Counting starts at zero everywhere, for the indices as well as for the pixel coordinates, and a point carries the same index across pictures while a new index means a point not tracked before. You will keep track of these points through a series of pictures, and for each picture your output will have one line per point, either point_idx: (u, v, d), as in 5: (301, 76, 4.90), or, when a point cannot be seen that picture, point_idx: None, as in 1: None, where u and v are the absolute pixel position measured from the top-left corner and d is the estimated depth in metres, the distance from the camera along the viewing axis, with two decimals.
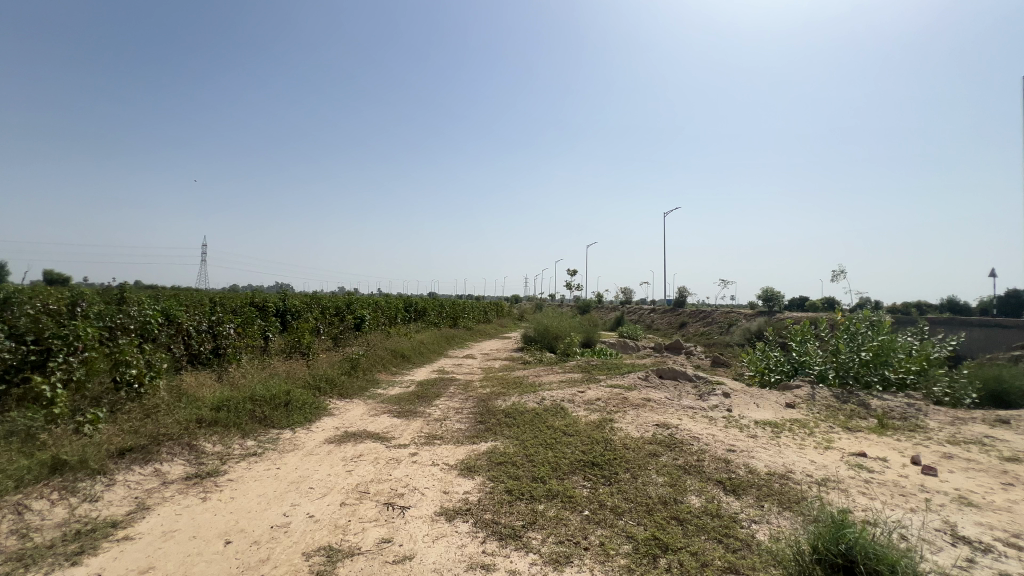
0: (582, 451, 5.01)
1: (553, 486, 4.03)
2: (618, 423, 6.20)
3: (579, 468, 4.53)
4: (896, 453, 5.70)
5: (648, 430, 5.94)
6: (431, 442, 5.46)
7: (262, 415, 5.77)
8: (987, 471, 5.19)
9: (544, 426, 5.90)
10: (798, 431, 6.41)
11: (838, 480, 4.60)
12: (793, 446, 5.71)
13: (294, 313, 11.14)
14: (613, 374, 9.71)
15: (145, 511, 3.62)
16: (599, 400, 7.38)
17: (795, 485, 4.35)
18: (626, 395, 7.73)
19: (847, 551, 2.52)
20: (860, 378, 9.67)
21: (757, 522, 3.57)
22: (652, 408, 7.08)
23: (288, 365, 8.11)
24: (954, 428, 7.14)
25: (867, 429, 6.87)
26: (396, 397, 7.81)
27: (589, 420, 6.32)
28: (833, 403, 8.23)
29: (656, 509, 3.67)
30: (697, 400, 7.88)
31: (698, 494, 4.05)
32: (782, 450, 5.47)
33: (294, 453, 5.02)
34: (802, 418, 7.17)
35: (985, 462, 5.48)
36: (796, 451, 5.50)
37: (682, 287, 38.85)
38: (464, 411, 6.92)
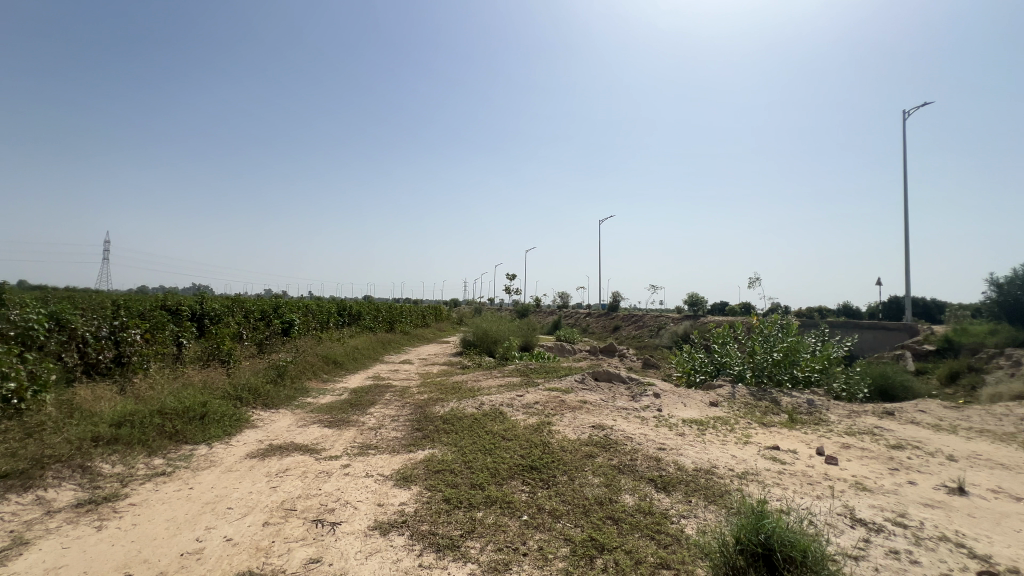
0: (521, 455, 5.02)
1: (491, 493, 3.98)
2: (556, 426, 6.28)
3: (518, 472, 4.53)
4: (804, 445, 6.26)
5: (584, 431, 6.09)
6: (365, 452, 5.23)
7: (172, 429, 5.24)
8: (878, 458, 5.83)
9: (482, 432, 5.85)
10: (720, 428, 6.85)
11: (756, 472, 4.96)
12: (716, 442, 6.08)
13: (212, 317, 10.27)
14: (551, 377, 9.86)
15: (23, 547, 3.15)
16: (538, 403, 7.46)
17: (718, 479, 4.62)
18: (563, 397, 7.87)
19: (766, 540, 2.68)
20: (772, 377, 10.54)
21: (685, 517, 3.75)
22: (589, 410, 7.26)
23: (205, 374, 7.45)
24: (851, 420, 7.97)
25: (779, 424, 7.48)
26: (327, 406, 7.43)
27: (528, 423, 6.35)
28: (750, 401, 8.90)
29: (593, 510, 3.75)
30: (630, 401, 8.19)
31: (631, 493, 4.19)
32: (707, 446, 5.81)
33: (211, 471, 4.61)
34: (724, 416, 7.67)
35: (876, 451, 6.15)
36: (719, 447, 5.87)
37: (616, 292, 40.40)
38: (400, 419, 6.71)
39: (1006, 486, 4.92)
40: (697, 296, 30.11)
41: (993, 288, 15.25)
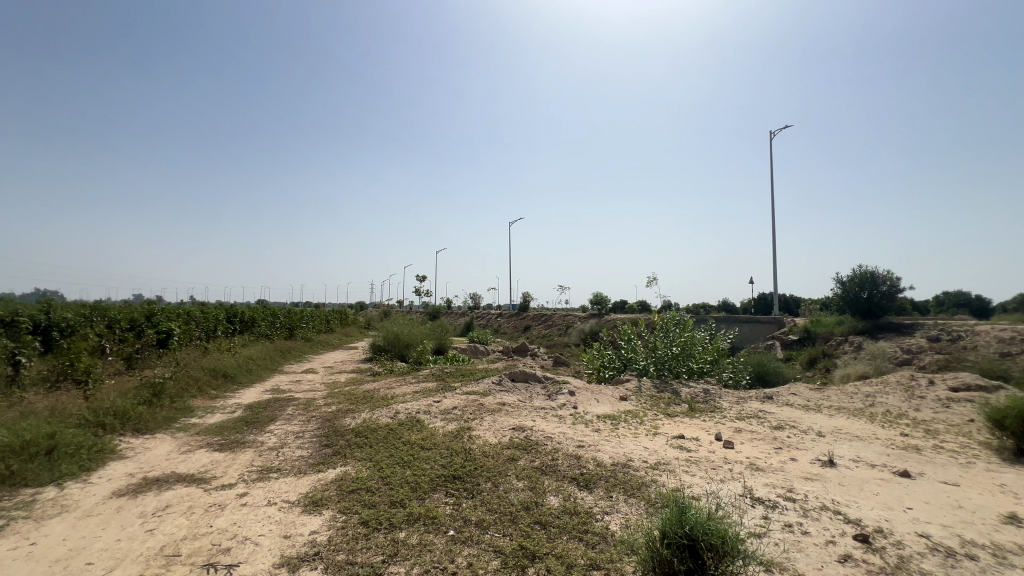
0: (443, 464, 4.81)
1: (414, 509, 3.74)
2: (476, 431, 6.14)
3: (440, 484, 4.32)
4: (704, 432, 6.79)
5: (505, 434, 6.02)
6: (266, 476, 4.66)
7: (6, 472, 4.23)
8: (764, 439, 6.51)
9: (399, 443, 5.53)
10: (631, 421, 7.19)
11: (667, 462, 5.25)
12: (629, 435, 6.37)
13: (63, 329, 8.60)
14: (467, 381, 9.70)
15: None
16: (456, 408, 7.27)
17: (634, 472, 4.81)
18: (482, 400, 7.76)
19: (690, 532, 2.78)
20: (672, 370, 11.39)
21: (609, 513, 3.82)
22: (508, 412, 7.22)
23: (52, 399, 6.17)
24: (739, 406, 8.85)
25: (682, 413, 8.07)
26: (217, 427, 6.55)
27: (447, 430, 6.14)
28: (655, 393, 9.51)
29: (520, 516, 3.68)
30: (547, 401, 8.32)
31: (556, 494, 4.19)
32: (621, 440, 6.05)
33: (62, 518, 3.78)
34: (633, 409, 8.09)
35: (762, 432, 6.87)
36: (632, 440, 6.15)
37: (526, 293, 41.27)
38: (306, 435, 6.12)
39: (863, 455, 5.75)
40: (602, 296, 31.80)
41: (837, 285, 17.90)
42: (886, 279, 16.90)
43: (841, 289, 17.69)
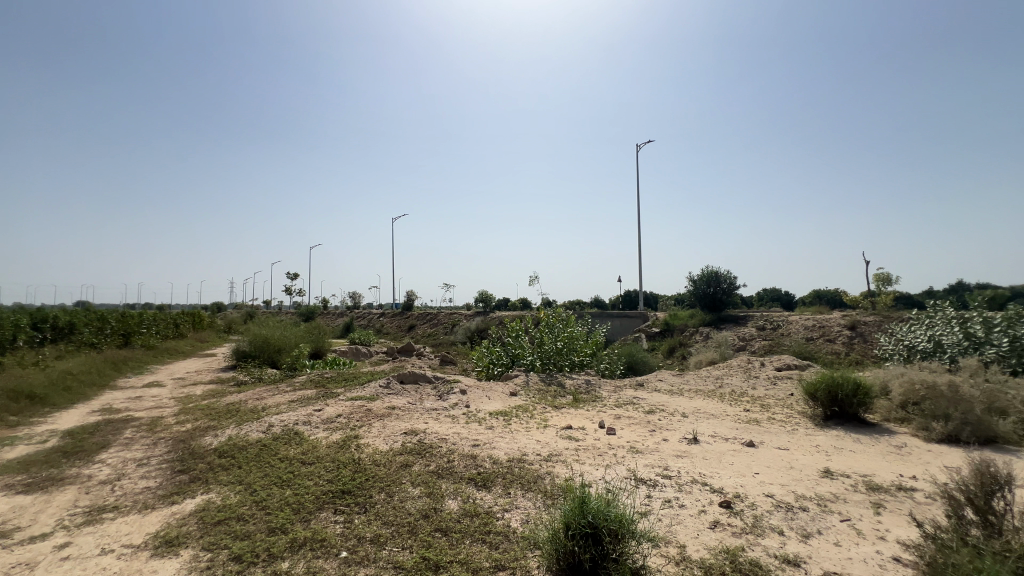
0: (328, 479, 4.38)
1: (298, 534, 3.33)
2: (365, 439, 5.73)
3: (328, 501, 3.92)
4: (589, 421, 7.21)
5: (396, 440, 5.72)
6: (97, 518, 3.79)
7: None
8: (639, 423, 7.13)
9: (275, 460, 4.92)
10: (522, 416, 7.36)
11: (558, 452, 5.45)
12: (521, 430, 6.49)
13: None
14: (351, 385, 9.06)
15: None
16: (341, 416, 6.72)
17: (529, 466, 4.90)
18: (369, 405, 7.30)
19: (591, 520, 2.89)
20: (557, 364, 11.95)
21: (509, 510, 3.83)
22: (398, 416, 6.89)
23: None
24: (616, 394, 9.60)
25: (567, 405, 8.49)
26: (19, 463, 5.17)
27: (331, 441, 5.63)
28: (542, 387, 9.88)
29: (420, 526, 3.50)
30: (438, 401, 8.13)
31: (455, 497, 4.07)
32: (515, 436, 6.14)
33: None
34: (523, 404, 8.29)
35: (637, 417, 7.53)
36: (525, 434, 6.28)
37: (410, 292, 40.16)
38: (152, 462, 5.13)
39: (718, 431, 6.60)
40: (487, 294, 32.23)
41: (690, 283, 20.42)
42: (727, 278, 19.72)
43: (693, 286, 20.21)
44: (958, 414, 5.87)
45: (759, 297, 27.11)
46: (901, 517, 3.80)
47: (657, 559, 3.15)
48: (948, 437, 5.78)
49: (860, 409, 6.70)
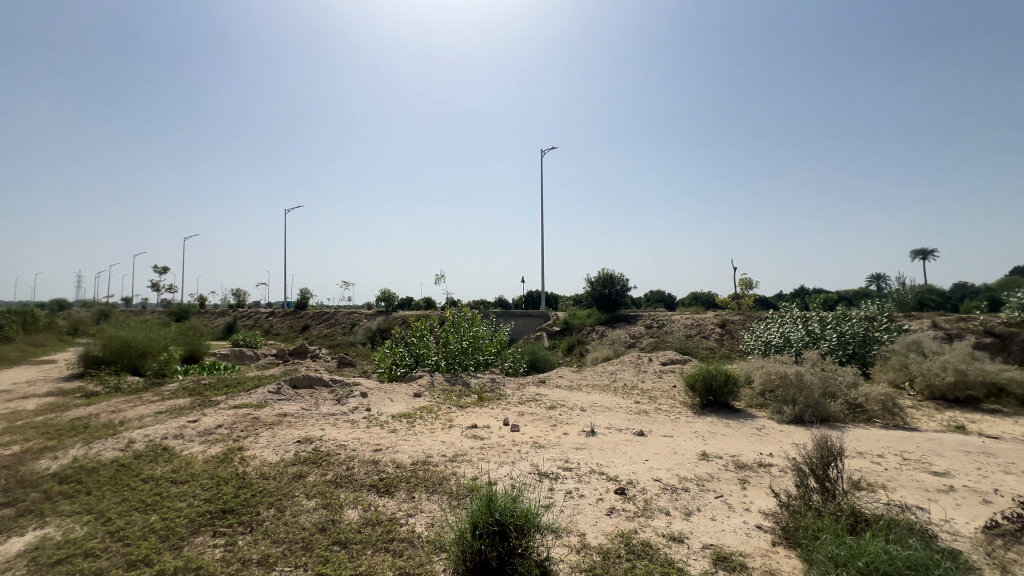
0: (205, 498, 3.89)
1: (167, 565, 2.91)
2: (251, 450, 5.20)
3: (205, 524, 3.49)
4: (493, 419, 7.29)
5: (288, 449, 5.28)
6: None
7: None
8: (541, 419, 7.37)
9: (137, 482, 4.26)
10: (427, 417, 7.21)
11: (464, 452, 5.42)
12: (425, 431, 6.36)
13: None
14: (234, 392, 8.17)
15: None
16: (222, 426, 6.03)
17: (434, 467, 4.81)
18: (256, 414, 6.64)
19: (498, 518, 2.91)
20: (461, 363, 11.89)
21: (413, 515, 3.72)
22: (290, 423, 6.36)
23: None
24: (520, 391, 9.84)
25: (472, 404, 8.50)
26: None
27: (210, 455, 5.03)
28: (447, 387, 9.78)
29: (316, 540, 3.26)
30: (336, 406, 7.65)
31: (354, 506, 3.86)
32: (419, 438, 5.99)
33: None
34: (427, 405, 8.13)
35: (540, 413, 7.78)
36: (429, 436, 6.15)
37: (305, 289, 37.37)
38: None
39: (613, 423, 7.07)
40: (390, 293, 31.11)
41: (587, 284, 21.60)
42: (621, 280, 21.18)
43: (590, 288, 21.43)
44: (803, 398, 6.93)
45: (647, 298, 29.57)
46: (761, 489, 4.38)
47: (559, 550, 3.27)
48: (795, 418, 6.79)
49: (729, 397, 7.61)
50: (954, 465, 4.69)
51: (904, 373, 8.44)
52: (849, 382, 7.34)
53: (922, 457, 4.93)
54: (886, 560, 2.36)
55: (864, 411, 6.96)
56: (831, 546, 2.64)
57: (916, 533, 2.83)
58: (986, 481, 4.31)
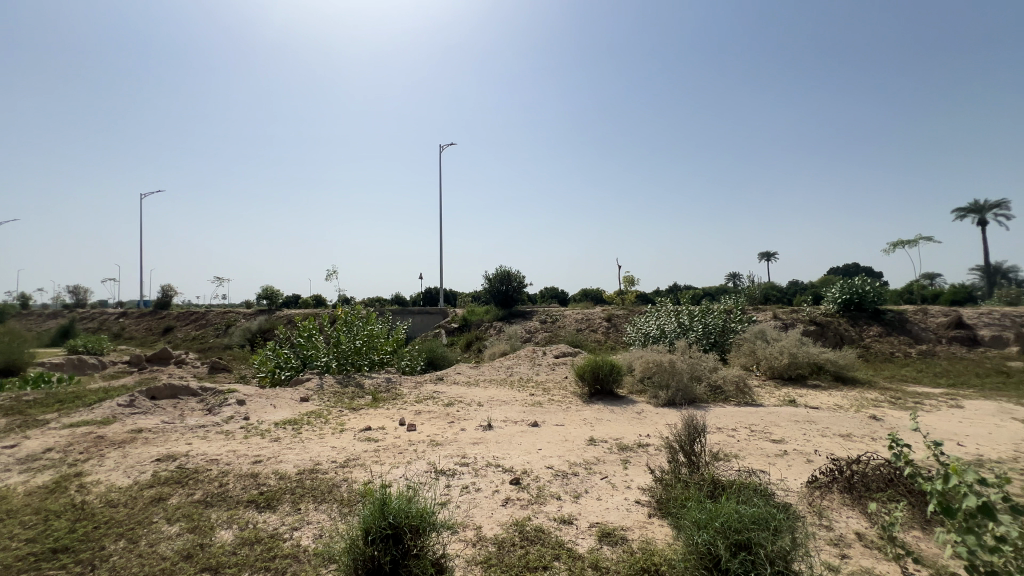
0: (28, 539, 3.23)
1: None
2: (94, 476, 4.43)
3: (27, 570, 2.89)
4: (389, 420, 7.05)
5: (145, 470, 4.59)
6: None
7: None
8: (439, 416, 7.31)
9: None
10: (315, 422, 6.74)
11: (356, 456, 5.17)
12: (313, 438, 5.95)
13: None
14: (70, 408, 6.87)
15: None
16: (52, 450, 5.03)
17: (323, 475, 4.52)
18: (101, 432, 5.66)
19: (392, 521, 2.84)
20: (354, 364, 11.29)
21: (298, 528, 3.47)
22: (147, 440, 5.52)
23: None
24: (417, 390, 9.65)
25: (366, 405, 8.14)
26: None
27: (36, 486, 4.18)
28: (338, 389, 9.24)
29: (180, 571, 2.88)
30: (206, 417, 6.80)
31: (229, 526, 3.48)
32: (306, 445, 5.59)
33: None
34: (316, 409, 7.60)
35: (437, 411, 7.72)
36: (318, 442, 5.77)
37: (166, 286, 32.61)
38: None
39: (509, 416, 7.26)
40: (273, 290, 28.45)
41: (485, 281, 21.83)
42: (517, 278, 21.72)
43: (488, 284, 21.73)
44: (674, 383, 7.77)
45: (541, 294, 30.78)
46: (640, 467, 4.83)
47: (456, 545, 3.29)
48: (669, 401, 7.59)
49: (614, 385, 8.25)
50: (787, 433, 5.61)
51: (752, 357, 9.88)
52: (711, 367, 8.39)
53: (765, 428, 5.82)
54: (737, 519, 2.74)
55: (722, 391, 8.01)
56: (696, 511, 2.99)
57: (759, 492, 3.34)
58: (809, 444, 5.23)
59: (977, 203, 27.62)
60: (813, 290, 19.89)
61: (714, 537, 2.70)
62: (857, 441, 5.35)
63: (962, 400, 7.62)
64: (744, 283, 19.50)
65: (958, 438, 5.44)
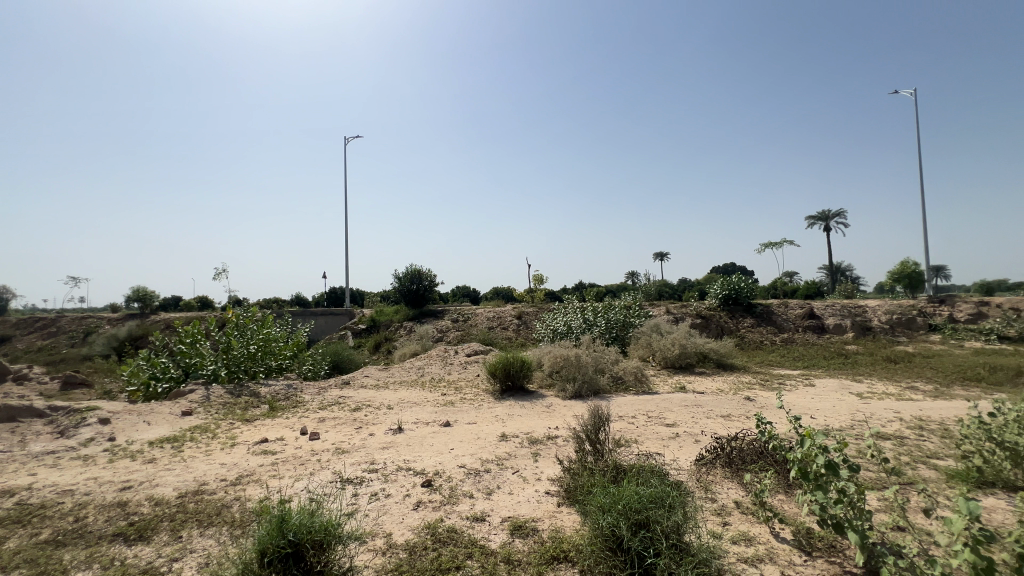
0: None
1: None
2: None
3: None
4: (288, 430, 6.53)
5: None
6: None
7: None
8: (345, 423, 6.93)
9: None
10: (200, 438, 6.03)
11: (250, 472, 4.72)
12: (198, 455, 5.32)
13: None
14: None
15: None
16: None
17: (210, 496, 4.06)
18: None
19: (293, 539, 2.64)
20: (248, 370, 10.27)
21: (180, 558, 3.08)
22: None
23: None
24: (320, 396, 9.06)
25: (262, 416, 7.47)
26: None
27: None
28: (228, 400, 8.36)
29: None
30: (57, 442, 5.77)
31: (89, 567, 3.00)
32: (189, 464, 4.99)
33: None
34: (200, 423, 6.80)
35: (343, 416, 7.32)
36: (203, 459, 5.18)
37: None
38: None
39: (419, 417, 7.10)
40: (146, 291, 24.97)
41: (395, 280, 21.13)
42: (428, 277, 21.29)
43: (398, 284, 21.05)
44: (580, 376, 8.16)
45: (453, 293, 30.55)
46: (549, 459, 5.00)
47: (365, 556, 3.15)
48: (576, 393, 7.95)
49: (524, 381, 8.45)
50: (679, 417, 6.16)
51: (648, 349, 10.71)
52: (613, 359, 8.94)
53: (660, 414, 6.35)
54: (638, 499, 2.95)
55: (623, 381, 8.58)
56: (601, 496, 3.17)
57: (655, 473, 3.63)
58: (696, 425, 5.80)
59: (824, 212, 32.58)
60: (698, 286, 22.06)
61: (617, 519, 2.88)
62: (735, 420, 6.04)
63: (814, 380, 8.94)
64: (642, 281, 21.07)
65: (811, 412, 6.37)
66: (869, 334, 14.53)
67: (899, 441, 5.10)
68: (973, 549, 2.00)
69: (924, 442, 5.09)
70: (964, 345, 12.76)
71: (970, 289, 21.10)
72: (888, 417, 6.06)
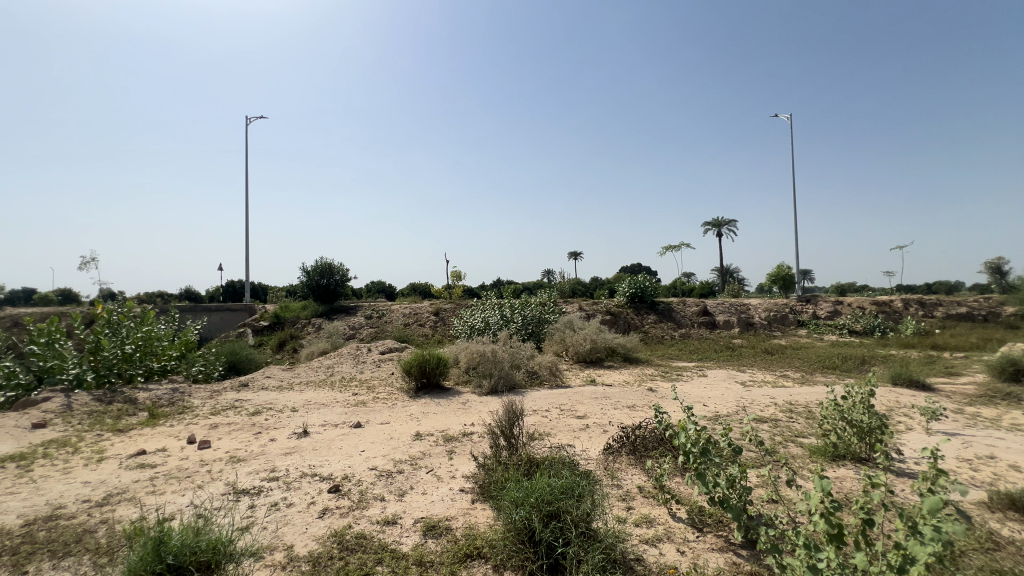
0: None
1: None
2: None
3: None
4: (172, 440, 5.80)
5: None
6: None
7: None
8: (241, 428, 6.32)
9: None
10: (55, 455, 5.14)
11: (123, 490, 4.13)
12: (53, 474, 4.55)
13: None
14: None
15: None
16: None
17: (68, 521, 3.48)
18: None
19: (172, 563, 2.36)
20: (122, 374, 8.95)
21: None
22: None
23: None
24: (213, 400, 8.19)
25: (139, 425, 6.58)
26: None
27: None
28: (95, 408, 7.25)
29: None
30: None
31: None
32: (41, 485, 4.24)
33: None
34: (56, 437, 5.80)
35: (240, 422, 6.67)
36: (61, 479, 4.44)
37: None
38: None
39: (327, 419, 6.69)
40: None
41: (302, 273, 19.74)
42: (339, 270, 20.17)
43: (306, 278, 19.73)
44: (496, 371, 8.23)
45: (366, 288, 29.24)
46: (464, 456, 4.98)
47: (261, 571, 2.90)
48: (491, 389, 8.00)
49: (440, 377, 8.30)
50: (589, 409, 6.45)
51: (562, 344, 11.10)
52: (528, 354, 9.13)
53: (572, 406, 6.60)
54: (549, 492, 3.03)
55: (537, 376, 8.81)
56: (514, 491, 3.21)
57: (566, 465, 3.76)
58: (604, 416, 6.11)
59: (718, 219, 36.01)
60: (608, 285, 23.30)
61: (530, 512, 2.95)
62: (638, 410, 6.48)
63: (705, 370, 9.88)
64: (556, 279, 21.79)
65: (704, 400, 7.03)
66: (752, 329, 16.34)
67: (773, 423, 5.79)
68: (827, 517, 2.31)
69: (793, 423, 5.83)
70: (823, 338, 14.86)
71: (828, 290, 24.56)
72: (766, 403, 6.86)
